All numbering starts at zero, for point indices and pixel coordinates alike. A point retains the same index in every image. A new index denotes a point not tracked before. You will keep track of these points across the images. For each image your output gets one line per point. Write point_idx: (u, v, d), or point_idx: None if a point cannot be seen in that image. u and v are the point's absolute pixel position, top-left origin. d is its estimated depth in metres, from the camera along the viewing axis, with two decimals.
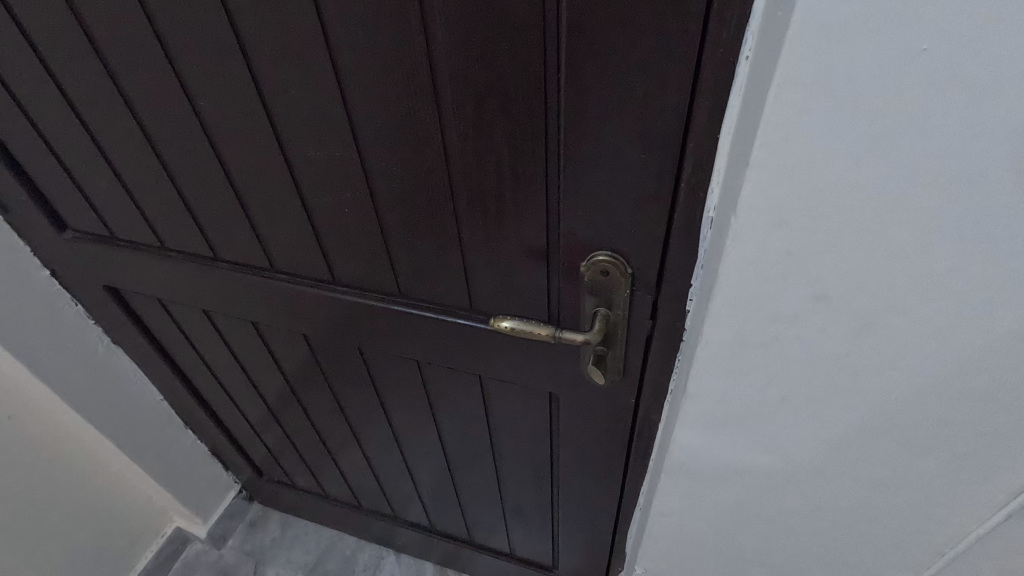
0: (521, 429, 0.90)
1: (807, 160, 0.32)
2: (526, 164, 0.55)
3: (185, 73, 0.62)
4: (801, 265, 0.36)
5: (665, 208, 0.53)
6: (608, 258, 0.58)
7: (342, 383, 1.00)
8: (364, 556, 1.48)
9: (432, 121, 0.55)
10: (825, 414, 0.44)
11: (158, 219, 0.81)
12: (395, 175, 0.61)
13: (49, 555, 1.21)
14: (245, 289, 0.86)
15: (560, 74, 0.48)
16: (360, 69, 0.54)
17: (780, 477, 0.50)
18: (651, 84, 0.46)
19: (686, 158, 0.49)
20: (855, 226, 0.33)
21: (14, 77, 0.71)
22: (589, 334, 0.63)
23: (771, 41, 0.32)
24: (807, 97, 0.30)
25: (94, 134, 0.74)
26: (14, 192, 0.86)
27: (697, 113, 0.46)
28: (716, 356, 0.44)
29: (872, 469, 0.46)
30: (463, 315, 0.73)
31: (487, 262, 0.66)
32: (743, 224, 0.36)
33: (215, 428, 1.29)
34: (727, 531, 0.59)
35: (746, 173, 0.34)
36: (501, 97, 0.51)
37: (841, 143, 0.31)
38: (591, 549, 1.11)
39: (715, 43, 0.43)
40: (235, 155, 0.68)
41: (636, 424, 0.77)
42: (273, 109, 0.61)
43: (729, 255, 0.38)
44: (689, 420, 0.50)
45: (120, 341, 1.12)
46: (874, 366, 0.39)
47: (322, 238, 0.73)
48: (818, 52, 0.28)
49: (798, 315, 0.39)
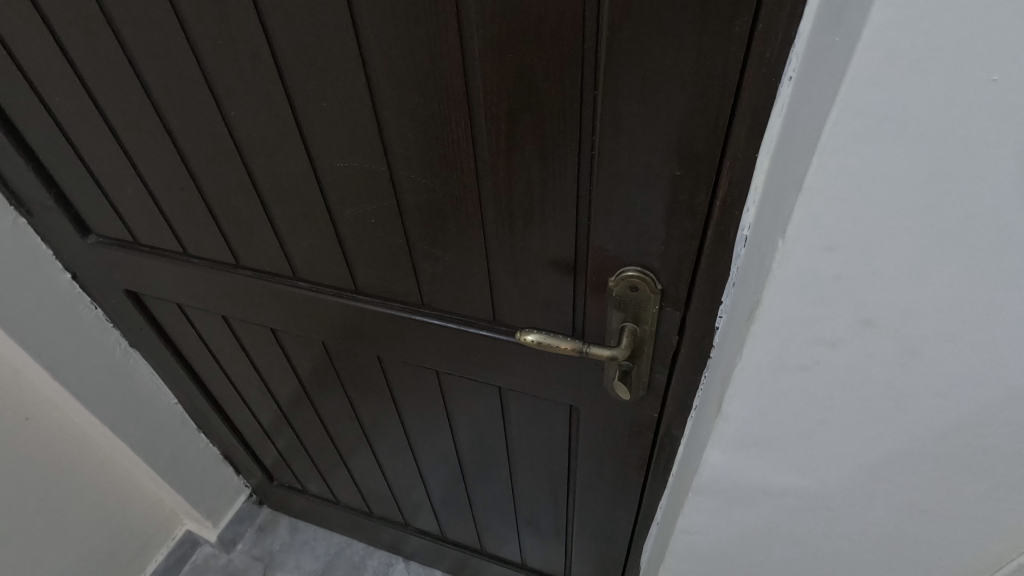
0: (539, 440, 0.89)
1: (863, 187, 0.31)
2: (557, 179, 0.55)
3: (217, 83, 0.62)
4: (849, 289, 0.36)
5: (698, 225, 0.53)
6: (637, 274, 0.58)
7: (358, 389, 1.00)
8: (373, 563, 1.47)
9: (464, 135, 0.55)
10: (864, 439, 0.43)
11: (182, 226, 0.82)
12: (423, 187, 0.61)
13: (63, 557, 1.22)
14: (264, 296, 0.86)
15: (597, 90, 0.48)
16: (393, 81, 0.54)
17: (812, 500, 0.50)
18: (690, 102, 0.46)
19: (722, 176, 0.49)
20: (909, 253, 0.33)
21: (47, 84, 0.72)
22: (616, 350, 0.63)
23: (825, 65, 0.32)
24: (867, 123, 0.29)
25: (123, 141, 0.74)
26: (39, 197, 0.87)
27: (736, 132, 0.46)
28: (754, 378, 0.43)
29: (911, 495, 0.45)
30: (486, 327, 0.73)
31: (512, 275, 0.65)
32: (791, 248, 0.35)
33: (228, 432, 1.30)
34: (753, 551, 0.59)
35: (796, 197, 0.34)
36: (535, 111, 0.51)
37: (900, 171, 0.30)
38: (604, 562, 1.10)
39: (757, 63, 0.43)
40: (262, 165, 0.68)
41: (657, 439, 0.77)
42: (304, 119, 0.61)
43: (774, 278, 0.37)
44: (721, 441, 0.49)
45: (138, 344, 1.13)
46: (917, 392, 0.39)
47: (346, 247, 0.73)
48: (880, 80, 0.28)
49: (843, 340, 0.38)
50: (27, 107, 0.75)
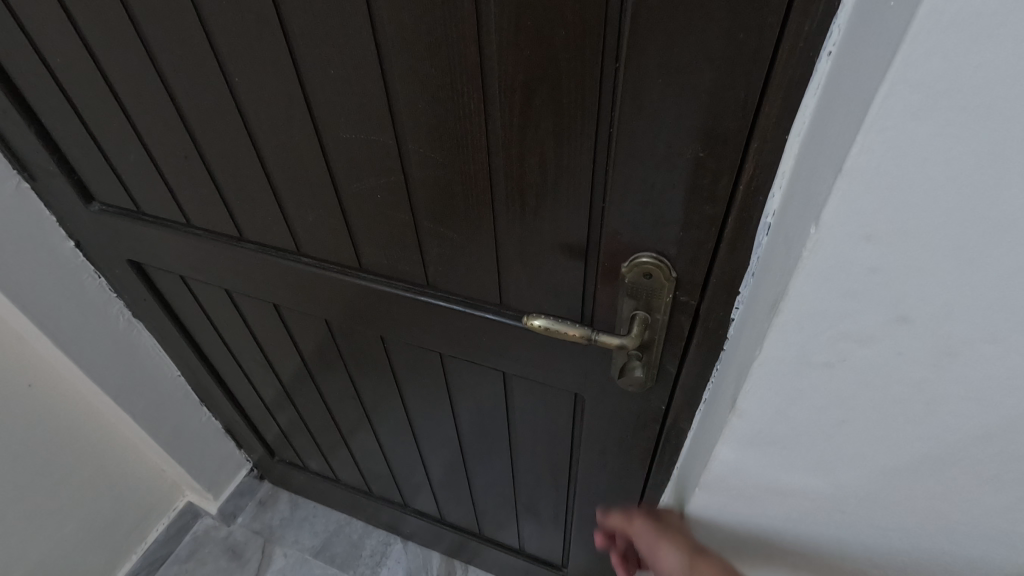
0: (543, 426, 0.87)
1: (909, 173, 0.29)
2: (572, 158, 0.52)
3: (221, 46, 0.60)
4: (884, 283, 0.33)
5: (720, 212, 0.50)
6: (651, 260, 0.56)
7: (361, 368, 0.99)
8: (372, 542, 1.47)
9: (477, 108, 0.52)
10: (888, 440, 0.41)
11: (185, 195, 0.80)
12: (431, 162, 0.59)
13: (63, 524, 1.22)
14: (266, 269, 0.84)
15: (619, 64, 0.45)
16: (404, 50, 0.51)
17: (828, 502, 0.48)
18: (718, 79, 0.43)
19: (747, 161, 0.46)
20: (957, 246, 0.30)
21: (47, 43, 0.69)
22: (626, 339, 0.61)
23: (876, 34, 0.29)
24: (924, 99, 0.27)
25: (124, 105, 0.72)
26: (43, 162, 0.85)
27: (766, 113, 0.43)
28: (773, 374, 0.41)
29: (932, 499, 0.44)
30: (492, 310, 0.71)
31: (520, 257, 0.63)
32: (825, 236, 0.33)
33: (230, 407, 1.29)
34: (775, 552, 0.56)
35: (834, 179, 0.31)
36: (552, 84, 0.48)
37: (957, 154, 0.28)
38: (603, 552, 1.09)
39: (794, 40, 0.40)
40: (266, 134, 0.66)
41: (664, 429, 0.75)
42: (309, 87, 0.59)
43: (802, 269, 0.35)
44: (734, 437, 0.47)
45: (141, 315, 1.12)
46: (949, 395, 0.37)
47: (352, 223, 0.71)
48: (944, 49, 0.25)
49: (873, 336, 0.36)
50: (29, 68, 0.73)
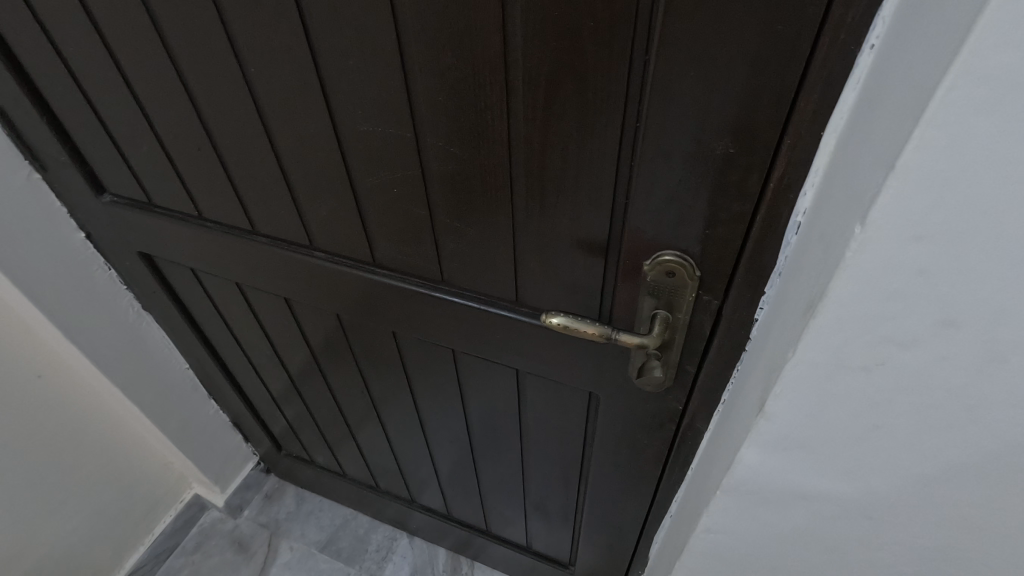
0: (555, 424, 0.86)
1: (966, 172, 0.28)
2: (596, 153, 0.51)
3: (237, 35, 0.59)
4: (931, 286, 0.32)
5: (748, 210, 0.49)
6: (675, 258, 0.54)
7: (371, 363, 0.98)
8: (378, 536, 1.47)
9: (499, 101, 0.51)
10: (924, 446, 0.40)
11: (198, 187, 0.79)
12: (449, 155, 0.58)
13: (70, 515, 1.22)
14: (278, 263, 0.83)
15: (649, 56, 0.44)
16: (426, 40, 0.50)
17: (857, 508, 0.47)
18: (753, 72, 0.42)
19: (779, 157, 0.45)
20: (1014, 248, 0.29)
21: (60, 31, 0.68)
22: (646, 338, 0.59)
23: (934, 25, 0.28)
24: (989, 93, 0.25)
25: (137, 95, 0.71)
26: (55, 152, 0.84)
27: (801, 107, 0.42)
28: (805, 376, 0.40)
29: (965, 507, 0.43)
30: (508, 307, 0.70)
31: (538, 253, 0.62)
32: (872, 236, 0.32)
33: (238, 400, 1.29)
34: (797, 557, 0.55)
35: (883, 178, 0.30)
36: (578, 76, 0.47)
37: (1021, 152, 0.27)
38: (611, 551, 1.08)
39: (835, 32, 0.38)
40: (282, 126, 0.65)
41: (680, 430, 0.74)
42: (327, 78, 0.58)
43: (843, 269, 0.34)
44: (760, 440, 0.46)
45: (151, 307, 1.11)
46: (993, 401, 0.36)
47: (366, 217, 0.70)
48: (1014, 40, 0.24)
49: (916, 340, 0.35)
50: (41, 56, 0.72)
